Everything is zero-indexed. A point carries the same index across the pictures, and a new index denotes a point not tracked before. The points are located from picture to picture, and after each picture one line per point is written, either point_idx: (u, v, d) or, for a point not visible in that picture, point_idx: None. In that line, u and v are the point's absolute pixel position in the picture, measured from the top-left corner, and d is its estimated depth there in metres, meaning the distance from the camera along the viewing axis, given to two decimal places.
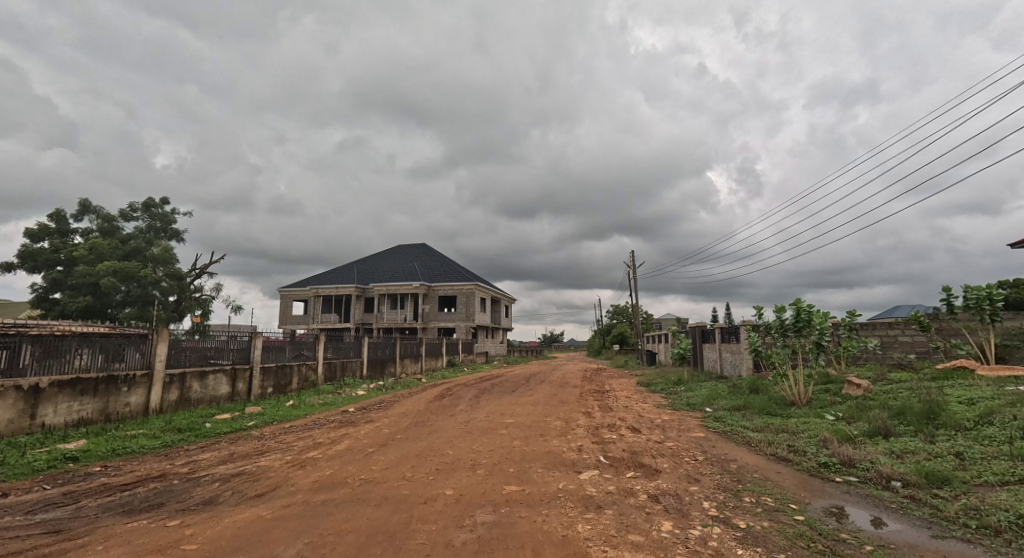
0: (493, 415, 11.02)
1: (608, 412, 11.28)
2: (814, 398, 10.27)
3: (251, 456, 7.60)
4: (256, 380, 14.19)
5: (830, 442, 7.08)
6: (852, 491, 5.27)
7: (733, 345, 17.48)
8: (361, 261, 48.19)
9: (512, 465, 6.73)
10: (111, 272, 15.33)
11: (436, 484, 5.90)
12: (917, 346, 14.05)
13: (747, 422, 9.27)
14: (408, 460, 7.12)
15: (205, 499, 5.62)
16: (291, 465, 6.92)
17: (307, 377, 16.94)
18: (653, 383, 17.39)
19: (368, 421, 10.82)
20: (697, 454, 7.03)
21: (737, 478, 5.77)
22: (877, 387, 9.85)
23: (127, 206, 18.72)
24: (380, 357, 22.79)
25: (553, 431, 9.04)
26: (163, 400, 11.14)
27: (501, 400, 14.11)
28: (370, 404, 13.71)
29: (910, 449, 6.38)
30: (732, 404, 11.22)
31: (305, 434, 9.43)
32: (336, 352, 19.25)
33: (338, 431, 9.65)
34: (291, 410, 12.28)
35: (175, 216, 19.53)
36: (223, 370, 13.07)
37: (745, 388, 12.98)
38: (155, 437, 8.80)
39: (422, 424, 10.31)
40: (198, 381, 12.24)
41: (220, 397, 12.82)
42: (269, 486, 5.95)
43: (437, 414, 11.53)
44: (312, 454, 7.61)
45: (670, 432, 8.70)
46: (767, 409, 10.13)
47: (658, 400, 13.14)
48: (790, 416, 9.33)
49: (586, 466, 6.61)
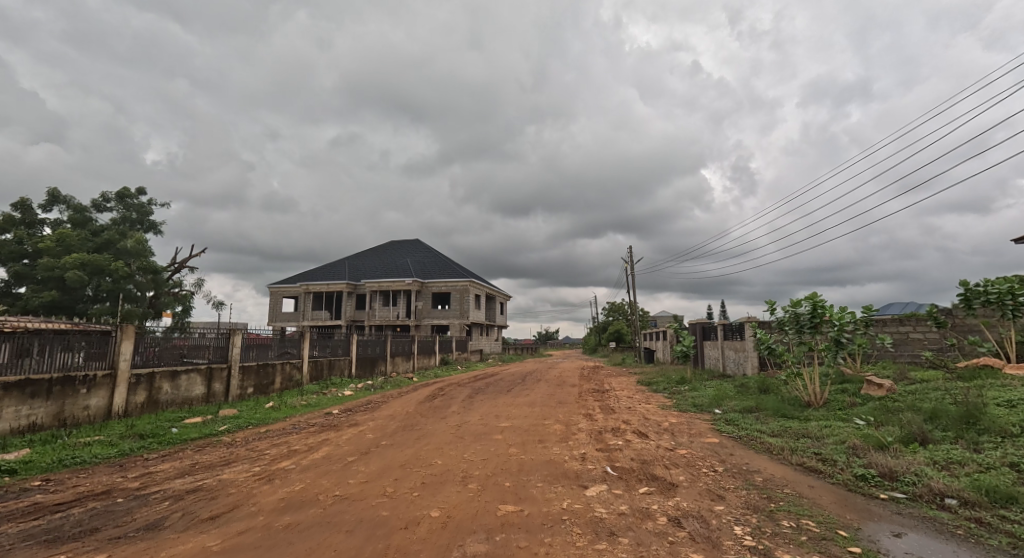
0: (487, 418, 10.23)
1: (611, 414, 10.53)
2: (831, 399, 9.60)
3: (216, 467, 6.76)
4: (234, 380, 13.32)
5: (862, 450, 6.34)
6: (904, 512, 4.51)
7: (737, 342, 16.78)
8: (353, 258, 47.20)
9: (508, 478, 5.94)
10: (80, 265, 14.43)
11: (420, 504, 5.10)
12: (931, 342, 13.44)
13: (763, 426, 8.54)
14: (391, 472, 6.32)
15: (149, 523, 4.78)
16: (258, 479, 6.09)
17: (291, 377, 16.09)
18: (654, 382, 16.67)
19: (352, 425, 9.99)
20: (716, 465, 6.26)
21: (767, 496, 5.00)
22: (900, 387, 9.18)
23: (100, 196, 17.75)
24: (370, 355, 21.94)
25: (552, 436, 8.25)
26: (128, 404, 10.27)
27: (496, 401, 13.32)
28: (356, 405, 12.88)
29: (957, 459, 5.66)
30: (743, 405, 10.50)
31: (280, 440, 8.60)
32: (322, 350, 18.39)
33: (318, 437, 8.83)
34: (269, 412, 11.43)
35: (152, 207, 18.61)
36: (198, 370, 12.20)
37: (754, 388, 12.28)
38: (112, 445, 7.93)
39: (411, 428, 9.50)
40: (169, 382, 11.37)
41: (194, 399, 11.96)
42: (226, 507, 5.12)
43: (427, 417, 10.71)
44: (284, 465, 6.78)
45: (681, 437, 7.95)
46: (782, 411, 9.44)
47: (662, 401, 12.40)
48: (809, 419, 8.62)
49: (592, 479, 5.82)
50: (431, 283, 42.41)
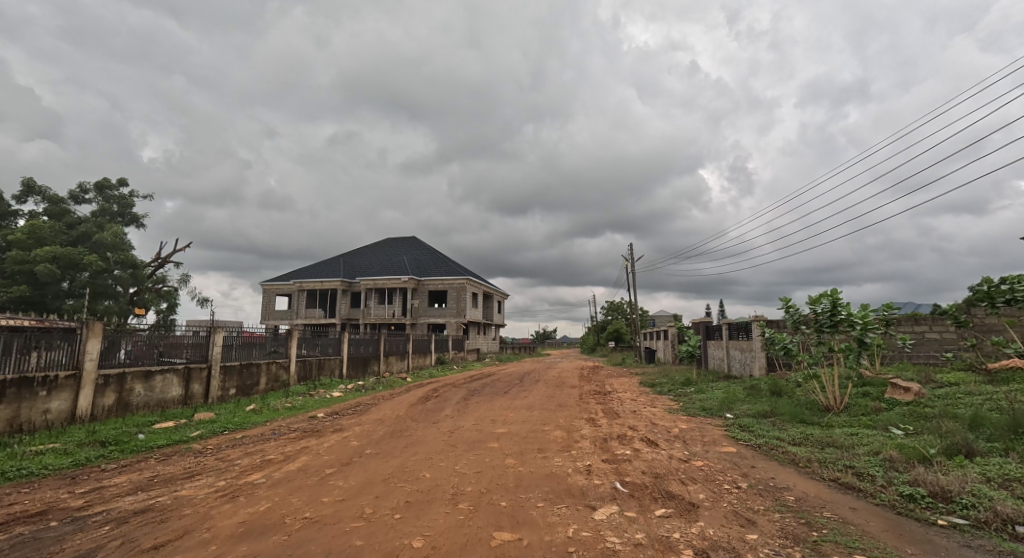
0: (481, 423, 9.50)
1: (615, 418, 9.83)
2: (853, 404, 8.95)
3: (177, 481, 6.02)
4: (215, 381, 12.57)
5: (902, 463, 5.64)
6: (974, 545, 3.80)
7: (743, 342, 16.13)
8: (348, 255, 46.41)
9: (504, 496, 5.23)
10: (51, 258, 13.70)
11: (401, 530, 4.38)
12: (948, 342, 12.82)
13: (782, 433, 7.85)
14: (373, 488, 5.61)
15: (79, 555, 4.04)
16: (219, 497, 5.35)
17: (277, 377, 15.36)
18: (658, 384, 15.98)
19: (336, 431, 9.26)
20: (739, 480, 5.55)
21: (807, 522, 4.30)
22: (929, 391, 8.52)
23: (77, 187, 16.94)
24: (363, 354, 21.18)
25: (553, 445, 7.53)
26: (95, 407, 9.52)
27: (492, 403, 12.60)
28: (344, 407, 12.15)
29: (1015, 476, 4.98)
30: (756, 409, 9.81)
31: (255, 448, 7.86)
32: (312, 349, 17.63)
33: (297, 445, 8.09)
34: (249, 416, 10.69)
35: (133, 199, 17.83)
36: (174, 371, 11.44)
37: (766, 390, 11.59)
38: (67, 455, 7.16)
39: (399, 434, 8.78)
40: (143, 383, 10.61)
41: (170, 401, 11.20)
42: (174, 534, 4.39)
43: (417, 421, 9.99)
44: (253, 479, 6.05)
45: (694, 446, 7.24)
46: (800, 417, 8.76)
47: (668, 404, 11.71)
48: (832, 427, 7.94)
49: (599, 498, 5.11)
50: (426, 281, 41.68)
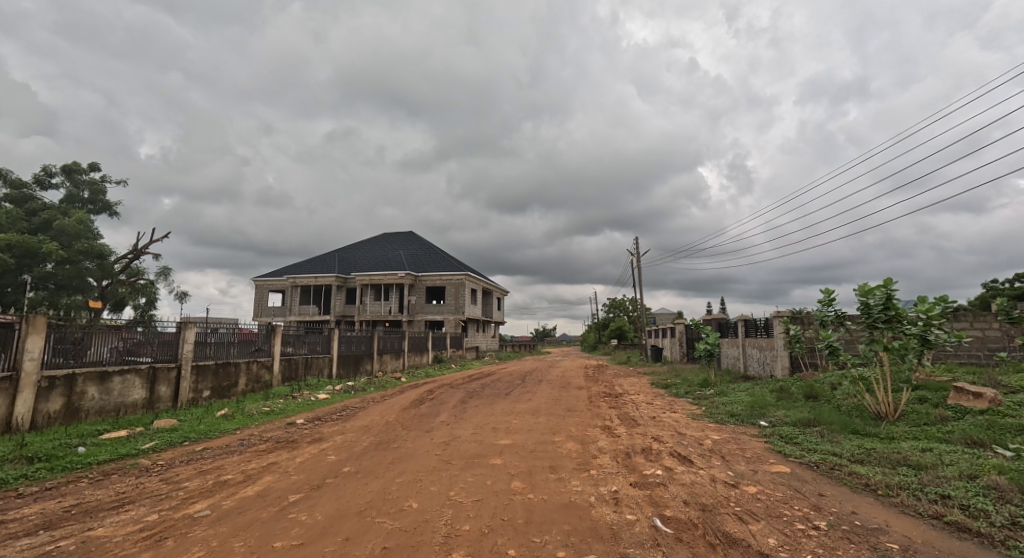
0: (481, 432, 8.27)
1: (635, 427, 8.61)
2: (910, 412, 7.75)
3: (96, 514, 4.76)
4: (185, 382, 11.30)
5: (1018, 496, 4.42)
6: None
7: (763, 340, 14.91)
8: (342, 251, 45.12)
9: (512, 540, 4.01)
10: (4, 247, 12.51)
11: None
12: (990, 341, 11.63)
13: (836, 447, 6.63)
14: (343, 526, 4.37)
15: None
16: (140, 541, 4.11)
17: (259, 377, 14.11)
18: (672, 385, 14.75)
19: (314, 441, 8.02)
20: (813, 517, 4.33)
21: None
22: (1005, 399, 7.30)
23: (43, 171, 15.67)
24: (354, 353, 19.91)
25: (567, 462, 6.31)
26: (35, 413, 8.26)
27: (492, 407, 11.38)
28: (329, 412, 10.91)
29: None
30: (796, 416, 8.58)
31: (213, 465, 6.62)
32: (299, 347, 16.37)
33: (263, 460, 6.84)
34: (218, 422, 9.43)
35: (105, 185, 16.56)
36: (136, 371, 10.17)
37: (797, 394, 10.40)
38: None
39: (386, 446, 7.54)
40: (97, 386, 9.36)
41: (131, 405, 9.95)
42: None
43: (408, 430, 8.75)
44: (193, 512, 4.81)
45: (737, 465, 6.01)
46: (852, 426, 7.55)
47: (689, 409, 10.49)
48: (896, 440, 6.72)
49: (638, 544, 3.89)
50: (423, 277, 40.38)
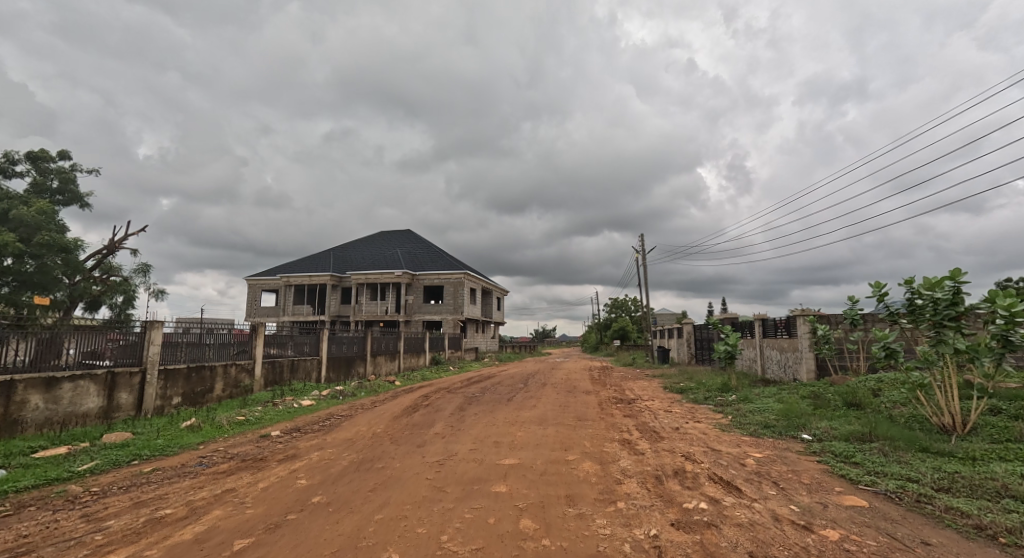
0: (481, 448, 7.09)
1: (660, 442, 7.44)
2: (985, 426, 6.60)
3: None
4: (151, 389, 10.11)
5: None
6: None
7: (783, 341, 13.80)
8: (337, 250, 43.90)
9: None
10: None
11: None
12: None
13: (912, 471, 5.46)
14: None
15: None
16: None
17: (238, 382, 12.90)
18: (689, 390, 13.57)
19: (285, 460, 6.83)
20: None
21: None
22: None
23: (7, 158, 14.52)
24: (346, 355, 18.69)
25: (586, 491, 5.13)
26: None
27: (493, 416, 10.21)
28: (310, 422, 9.72)
29: None
30: (845, 428, 7.42)
31: (155, 493, 5.43)
32: (284, 349, 15.16)
33: (218, 487, 5.66)
34: (180, 435, 8.24)
35: (74, 173, 15.39)
36: (91, 377, 8.99)
37: (837, 401, 9.23)
38: None
39: (369, 467, 6.35)
40: (41, 394, 8.18)
41: (82, 416, 8.76)
42: None
43: (395, 445, 7.54)
44: None
45: (799, 496, 4.84)
46: (920, 443, 6.37)
47: (714, 419, 9.31)
48: (984, 462, 5.55)
49: None
50: (422, 276, 39.20)
